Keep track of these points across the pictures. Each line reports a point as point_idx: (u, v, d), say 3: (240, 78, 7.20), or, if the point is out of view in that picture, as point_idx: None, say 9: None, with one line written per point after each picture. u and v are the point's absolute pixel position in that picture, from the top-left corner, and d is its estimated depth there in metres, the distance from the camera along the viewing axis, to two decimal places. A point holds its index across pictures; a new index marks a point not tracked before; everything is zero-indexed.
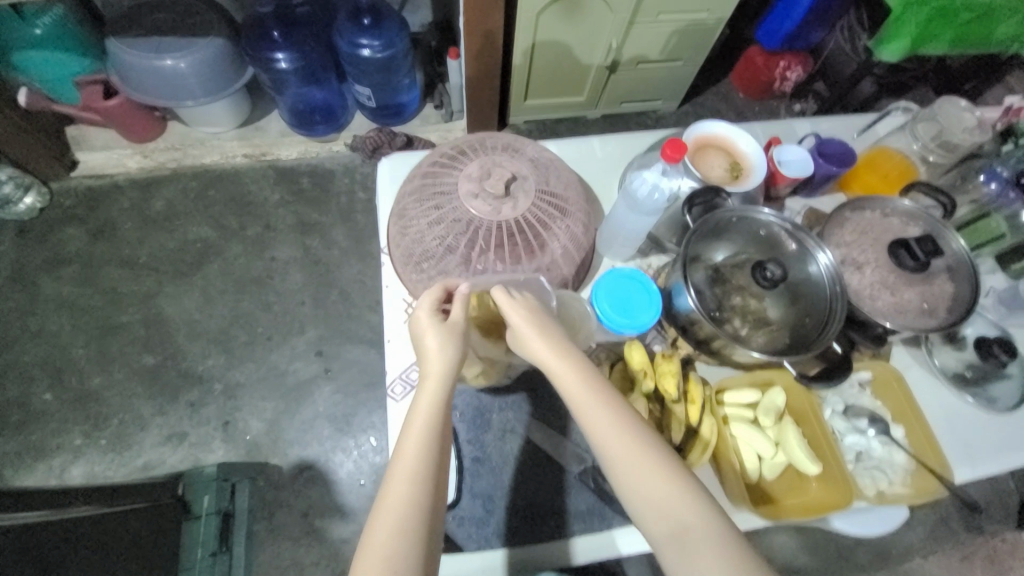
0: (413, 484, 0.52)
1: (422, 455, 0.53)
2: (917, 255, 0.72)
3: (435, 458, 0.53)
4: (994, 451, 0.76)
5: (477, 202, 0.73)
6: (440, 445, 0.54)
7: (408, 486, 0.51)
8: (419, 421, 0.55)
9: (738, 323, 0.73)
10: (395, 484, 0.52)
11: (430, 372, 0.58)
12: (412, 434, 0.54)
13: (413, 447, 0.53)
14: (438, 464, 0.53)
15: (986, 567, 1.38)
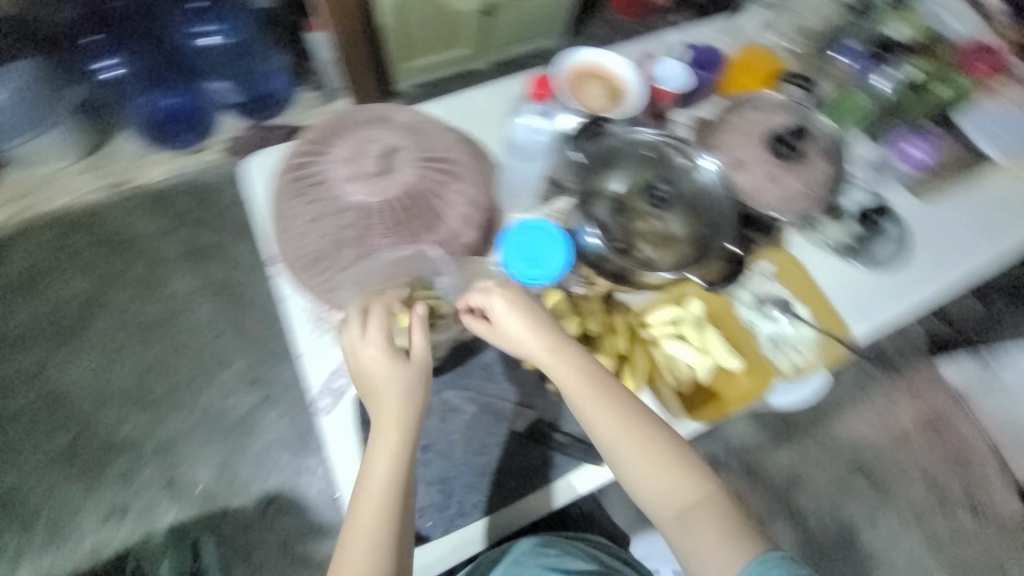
0: (378, 516, 0.57)
1: (389, 489, 0.58)
2: (789, 143, 0.79)
3: (400, 487, 0.58)
4: (886, 305, 0.84)
5: (357, 185, 0.67)
6: (406, 476, 0.59)
7: (372, 517, 0.57)
8: (385, 455, 0.59)
9: (646, 247, 0.74)
10: (360, 513, 0.57)
11: (390, 419, 0.59)
12: (377, 467, 0.58)
13: (378, 479, 0.58)
14: (403, 494, 0.58)
15: (905, 401, 1.59)
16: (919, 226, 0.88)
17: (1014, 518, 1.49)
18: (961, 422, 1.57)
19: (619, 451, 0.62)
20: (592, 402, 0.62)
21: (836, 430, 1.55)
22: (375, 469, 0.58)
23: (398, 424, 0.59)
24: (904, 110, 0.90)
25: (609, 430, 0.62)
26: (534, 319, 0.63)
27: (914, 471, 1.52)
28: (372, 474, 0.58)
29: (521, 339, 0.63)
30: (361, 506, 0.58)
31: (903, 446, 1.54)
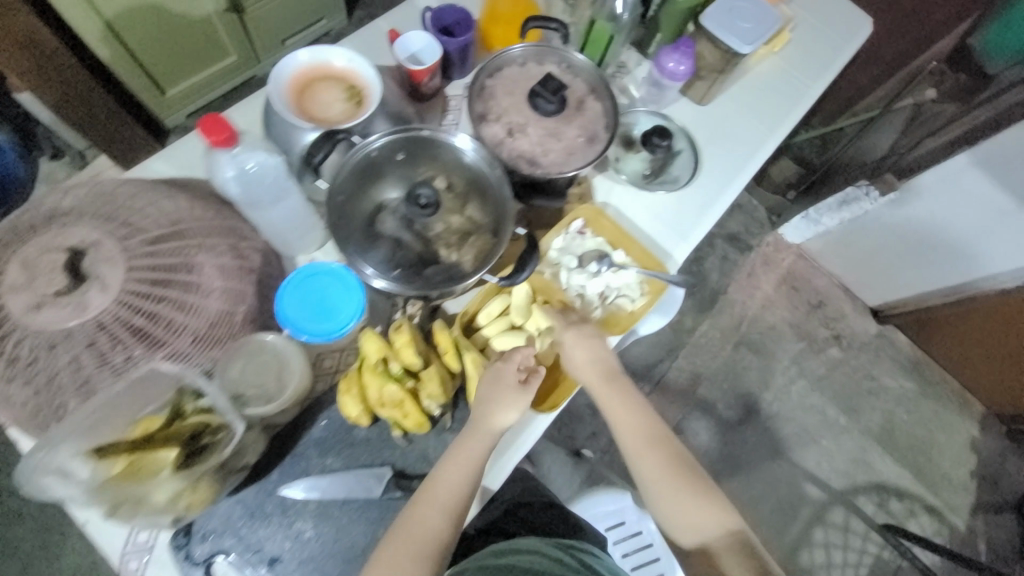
0: (447, 504, 0.60)
1: (445, 512, 0.60)
2: (549, 96, 0.73)
3: (454, 516, 0.60)
4: (696, 220, 0.86)
5: (46, 313, 0.52)
6: (461, 509, 0.61)
7: (435, 509, 0.60)
8: (474, 451, 0.63)
9: (443, 253, 0.66)
10: (422, 505, 0.60)
11: (467, 451, 0.63)
12: (458, 463, 0.62)
13: (454, 476, 0.62)
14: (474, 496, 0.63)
15: (764, 271, 1.75)
16: (704, 132, 0.93)
17: (865, 335, 1.74)
18: (808, 271, 1.78)
19: (644, 463, 0.70)
20: (633, 421, 0.72)
21: (715, 318, 1.69)
22: (455, 463, 0.62)
23: (488, 433, 0.64)
24: (660, 23, 0.90)
25: (631, 429, 0.72)
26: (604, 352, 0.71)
27: (784, 328, 1.72)
28: (452, 469, 0.62)
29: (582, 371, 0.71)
30: (431, 495, 0.61)
31: (771, 309, 1.72)
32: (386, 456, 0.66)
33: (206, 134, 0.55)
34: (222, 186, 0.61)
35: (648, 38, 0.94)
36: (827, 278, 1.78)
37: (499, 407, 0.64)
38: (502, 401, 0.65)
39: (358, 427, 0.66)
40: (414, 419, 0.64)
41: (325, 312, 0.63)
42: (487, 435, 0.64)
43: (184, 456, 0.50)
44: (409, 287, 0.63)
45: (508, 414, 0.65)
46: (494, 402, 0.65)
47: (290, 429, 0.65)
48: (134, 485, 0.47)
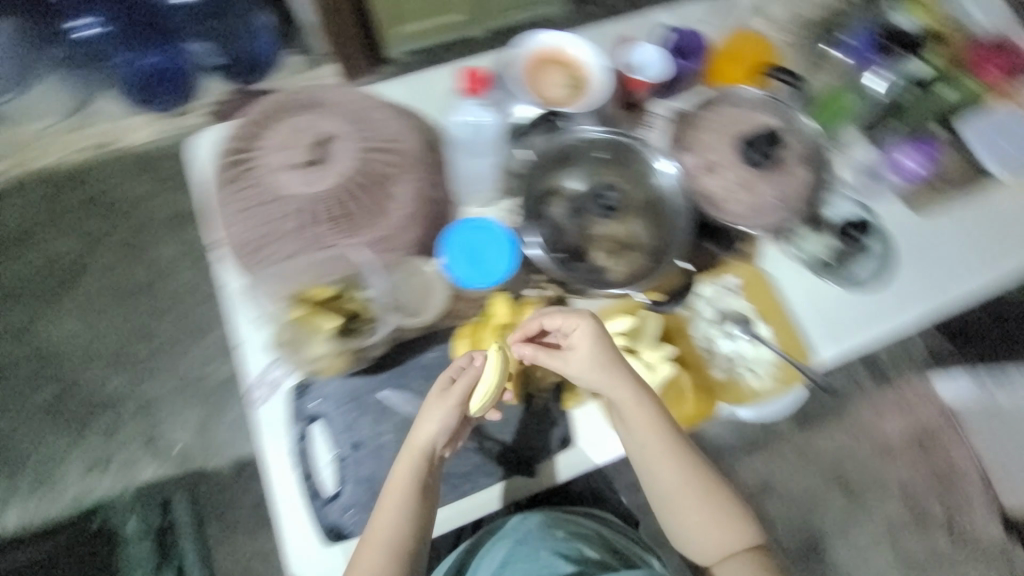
0: (386, 549, 0.63)
1: (390, 544, 0.63)
2: (759, 149, 0.72)
3: (401, 542, 0.63)
4: (856, 328, 0.79)
5: (290, 175, 0.66)
6: (410, 534, 0.63)
7: (379, 552, 0.62)
8: (400, 484, 0.63)
9: (594, 253, 0.69)
10: (369, 544, 0.63)
11: (404, 477, 0.64)
12: (393, 497, 0.63)
13: (387, 516, 0.63)
14: (414, 525, 0.64)
15: (892, 412, 1.52)
16: (906, 241, 0.83)
17: (987, 538, 1.45)
18: (948, 437, 1.51)
19: (664, 477, 0.69)
20: (659, 441, 0.67)
21: (813, 435, 1.51)
22: (386, 508, 0.63)
23: (420, 455, 0.64)
24: (905, 113, 0.85)
25: (665, 474, 0.69)
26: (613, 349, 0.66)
27: (889, 482, 1.49)
28: (384, 511, 0.63)
29: (591, 367, 0.65)
30: (370, 541, 0.63)
31: (882, 457, 1.50)
32: None
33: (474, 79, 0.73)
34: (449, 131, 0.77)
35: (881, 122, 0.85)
36: (970, 455, 1.50)
37: (425, 428, 0.64)
38: (424, 423, 0.64)
39: None
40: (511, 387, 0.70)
41: (475, 263, 0.67)
42: (412, 462, 0.64)
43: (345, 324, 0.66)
44: (562, 265, 0.67)
45: (431, 435, 0.64)
46: (423, 432, 0.64)
47: (406, 347, 0.72)
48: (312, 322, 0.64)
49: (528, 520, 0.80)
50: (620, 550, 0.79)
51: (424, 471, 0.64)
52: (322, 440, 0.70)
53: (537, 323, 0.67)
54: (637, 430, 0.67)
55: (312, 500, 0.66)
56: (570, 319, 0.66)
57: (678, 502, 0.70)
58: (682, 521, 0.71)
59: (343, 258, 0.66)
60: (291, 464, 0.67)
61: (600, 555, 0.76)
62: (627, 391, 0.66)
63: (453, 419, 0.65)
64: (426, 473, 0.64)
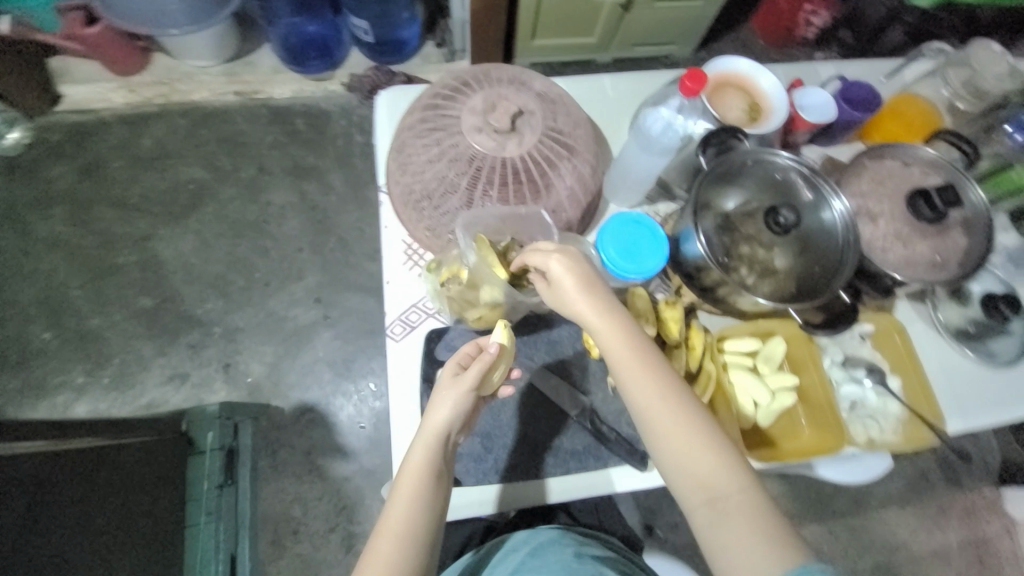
0: (402, 537, 0.57)
1: (403, 538, 0.57)
2: (935, 206, 0.70)
3: (412, 537, 0.58)
4: (988, 406, 0.76)
5: (480, 136, 0.68)
6: (424, 526, 0.59)
7: (387, 544, 0.57)
8: (415, 464, 0.60)
9: (744, 272, 0.69)
10: (378, 541, 0.58)
11: (415, 465, 0.60)
12: (404, 488, 0.59)
13: (404, 498, 0.59)
14: (432, 510, 0.59)
15: (961, 519, 1.43)
16: None
17: None
18: (1016, 559, 1.41)
19: (690, 471, 0.55)
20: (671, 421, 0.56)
21: (873, 522, 1.42)
22: (403, 488, 0.59)
23: (434, 438, 0.60)
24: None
25: (725, 519, 0.53)
26: (610, 304, 0.59)
27: None
28: (402, 490, 0.59)
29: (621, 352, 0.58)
30: (383, 526, 0.58)
31: (942, 563, 1.40)
32: (591, 389, 0.73)
33: (687, 79, 0.65)
34: (637, 121, 0.74)
35: None
36: None
37: (438, 409, 0.61)
38: (437, 405, 0.61)
39: (582, 353, 0.74)
40: None
41: (630, 256, 0.70)
42: (428, 441, 0.60)
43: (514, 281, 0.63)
44: (721, 270, 0.67)
45: (445, 417, 0.61)
46: (436, 412, 0.61)
47: (539, 319, 0.75)
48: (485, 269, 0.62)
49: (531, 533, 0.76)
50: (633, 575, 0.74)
51: (439, 450, 0.61)
52: None
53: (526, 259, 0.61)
54: (647, 406, 0.57)
55: None
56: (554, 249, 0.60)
57: (702, 495, 0.54)
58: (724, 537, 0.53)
59: (520, 218, 0.68)
60: (415, 398, 0.72)
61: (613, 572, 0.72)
62: (624, 350, 0.58)
63: (467, 403, 0.61)
64: (439, 458, 0.61)
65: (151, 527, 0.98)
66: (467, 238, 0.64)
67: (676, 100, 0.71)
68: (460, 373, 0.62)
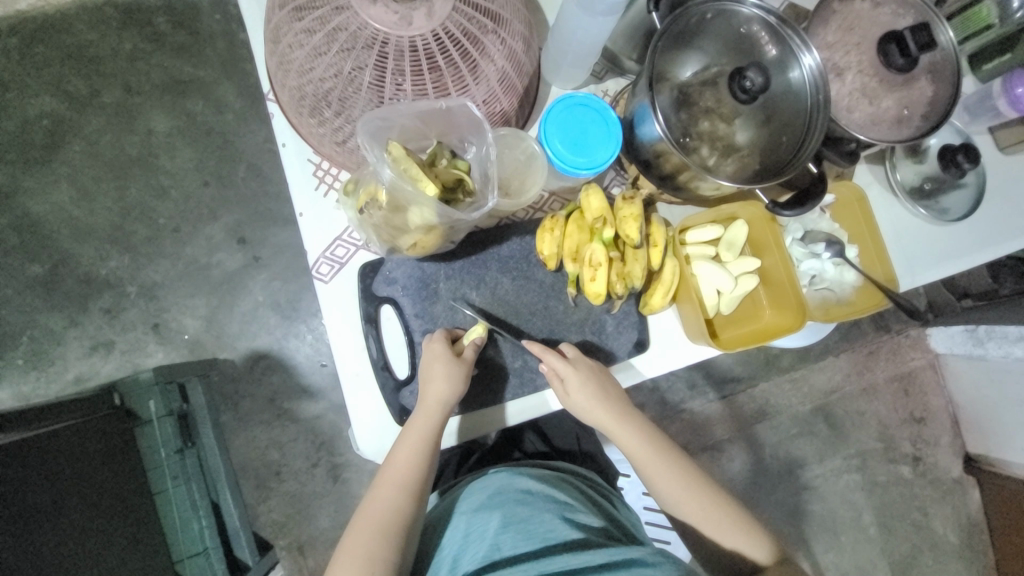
0: (404, 484, 0.62)
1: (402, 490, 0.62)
2: (908, 52, 0.63)
3: (416, 488, 0.62)
4: (935, 262, 0.78)
5: (377, 9, 0.52)
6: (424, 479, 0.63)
7: (396, 490, 0.62)
8: (421, 437, 0.61)
9: (705, 152, 0.62)
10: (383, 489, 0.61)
11: (417, 432, 0.61)
12: (409, 447, 0.61)
13: (407, 457, 0.61)
14: (431, 467, 0.63)
15: (887, 358, 1.60)
16: (992, 179, 0.81)
17: (943, 472, 1.62)
18: (929, 383, 1.62)
19: (658, 482, 0.73)
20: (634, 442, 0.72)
21: (813, 372, 1.58)
22: (405, 447, 0.61)
23: (438, 410, 0.61)
24: (1017, 45, 0.77)
25: (663, 477, 0.72)
26: (595, 369, 0.66)
27: (872, 420, 1.60)
28: (403, 451, 0.61)
29: (591, 405, 0.64)
30: (389, 477, 0.62)
31: (869, 397, 1.60)
32: (551, 303, 0.68)
33: None
34: None
35: (991, 54, 0.81)
36: (944, 400, 1.63)
37: (437, 378, 0.60)
38: (437, 373, 0.60)
39: (539, 267, 0.67)
40: (596, 288, 0.63)
41: (578, 146, 0.60)
42: (432, 415, 0.61)
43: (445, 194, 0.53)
44: (680, 153, 0.58)
45: (445, 388, 0.60)
46: (435, 389, 0.61)
47: (486, 235, 0.66)
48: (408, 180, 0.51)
49: (509, 479, 0.73)
50: (609, 511, 0.75)
51: (438, 424, 0.62)
52: (391, 324, 0.65)
53: (457, 181, 0.55)
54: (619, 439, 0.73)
55: (382, 381, 0.63)
56: (484, 177, 0.56)
57: (669, 494, 0.73)
58: (686, 516, 0.73)
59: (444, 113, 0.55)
60: (360, 341, 0.64)
61: (591, 510, 0.72)
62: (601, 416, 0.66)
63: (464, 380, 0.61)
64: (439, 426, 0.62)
65: (113, 505, 0.94)
66: (373, 151, 0.52)
67: None
68: (458, 355, 0.62)
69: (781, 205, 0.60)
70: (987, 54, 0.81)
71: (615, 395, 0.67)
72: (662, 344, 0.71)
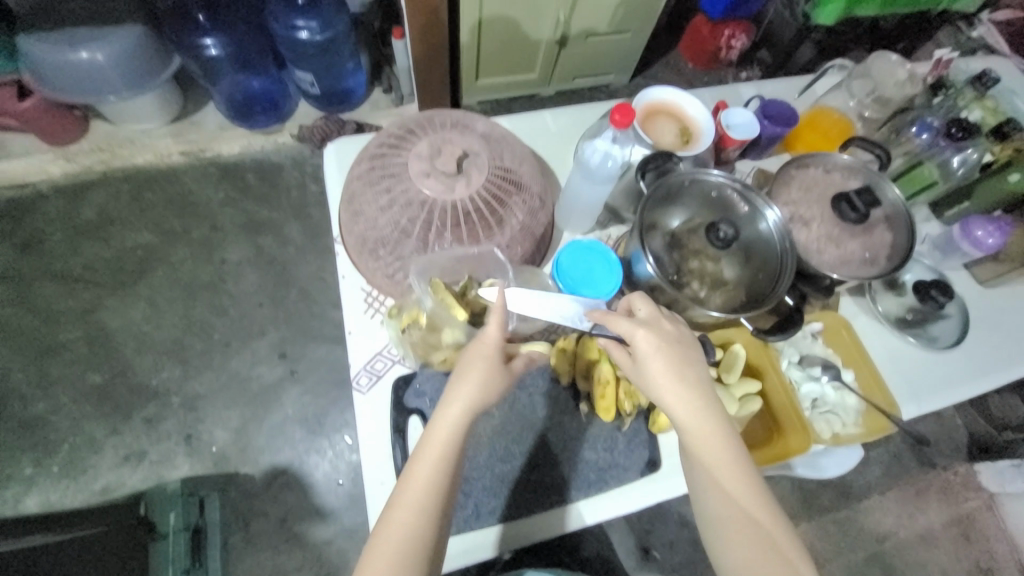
0: (422, 513, 0.54)
1: (420, 522, 0.53)
2: (857, 207, 0.76)
3: (431, 522, 0.54)
4: (937, 388, 0.81)
5: (429, 181, 0.70)
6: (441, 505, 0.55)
7: (410, 521, 0.53)
8: (445, 435, 0.56)
9: (696, 286, 0.73)
10: (398, 518, 0.54)
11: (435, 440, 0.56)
12: (426, 462, 0.55)
13: (426, 475, 0.54)
14: (450, 488, 0.56)
15: (938, 496, 1.47)
16: (975, 311, 0.88)
17: None
18: (990, 527, 1.46)
19: (727, 514, 0.57)
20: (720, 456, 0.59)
21: (858, 513, 1.45)
22: (422, 465, 0.55)
23: (460, 412, 0.56)
24: (974, 193, 0.91)
25: (734, 490, 0.58)
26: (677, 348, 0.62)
27: (935, 572, 1.41)
28: (422, 463, 0.55)
29: (664, 374, 0.60)
30: (404, 502, 0.54)
31: (927, 543, 1.43)
32: (567, 419, 0.73)
33: (616, 112, 0.69)
34: (577, 153, 0.77)
35: (950, 202, 0.94)
36: (1012, 550, 1.45)
37: (466, 381, 0.57)
38: (465, 370, 0.58)
39: (555, 384, 0.75)
40: (606, 404, 0.69)
41: (585, 282, 0.72)
42: (453, 416, 0.56)
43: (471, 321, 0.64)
44: (672, 288, 0.70)
45: (469, 385, 0.57)
46: (463, 390, 0.57)
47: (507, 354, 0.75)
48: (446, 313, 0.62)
49: None
50: None
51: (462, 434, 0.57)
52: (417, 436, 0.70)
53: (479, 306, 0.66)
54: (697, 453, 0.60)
55: None
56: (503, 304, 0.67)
57: (739, 538, 0.56)
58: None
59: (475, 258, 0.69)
60: (387, 450, 0.69)
61: None
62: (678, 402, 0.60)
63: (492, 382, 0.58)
64: (457, 433, 0.56)
65: None
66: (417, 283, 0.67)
67: (609, 131, 0.74)
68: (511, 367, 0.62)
69: (769, 330, 0.73)
70: (946, 201, 0.94)
71: (699, 380, 0.61)
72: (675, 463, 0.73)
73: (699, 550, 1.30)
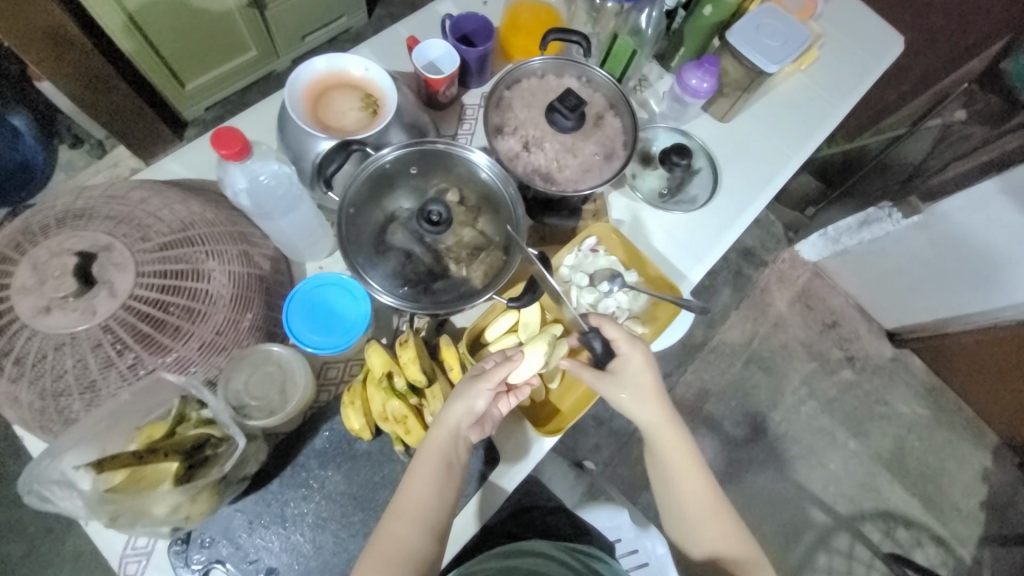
0: (420, 516, 0.58)
1: (416, 527, 0.58)
2: (567, 114, 0.71)
3: (431, 520, 0.59)
4: (712, 242, 0.84)
5: (56, 316, 0.53)
6: (440, 506, 0.59)
7: (404, 522, 0.58)
8: (437, 445, 0.60)
9: (452, 267, 0.66)
10: (393, 519, 0.58)
11: (425, 459, 0.59)
12: (419, 471, 0.59)
13: (418, 487, 0.59)
14: (446, 498, 0.60)
15: (781, 285, 1.66)
16: (724, 149, 0.90)
17: (879, 358, 1.64)
18: (824, 290, 1.67)
19: (679, 484, 0.70)
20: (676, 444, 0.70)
21: (728, 334, 1.62)
22: (419, 475, 0.59)
23: (448, 430, 0.60)
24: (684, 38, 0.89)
25: (691, 486, 0.70)
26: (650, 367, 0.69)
27: (796, 347, 1.63)
28: (416, 476, 0.59)
29: (629, 397, 0.68)
30: (399, 508, 0.59)
31: (782, 328, 1.64)
32: (386, 469, 0.65)
33: (218, 147, 0.54)
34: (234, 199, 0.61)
35: (671, 52, 0.92)
36: (842, 299, 1.68)
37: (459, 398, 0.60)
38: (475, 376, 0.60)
39: (360, 441, 0.65)
40: (416, 436, 0.63)
41: (327, 321, 0.63)
42: (444, 433, 0.60)
43: (185, 467, 0.50)
44: (410, 304, 0.62)
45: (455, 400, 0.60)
46: (453, 407, 0.60)
47: (290, 440, 0.64)
48: (131, 495, 0.47)
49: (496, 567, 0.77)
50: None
51: (453, 445, 0.61)
52: None
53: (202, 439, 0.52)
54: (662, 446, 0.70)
55: None
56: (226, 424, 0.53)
57: (685, 499, 0.70)
58: (690, 528, 0.70)
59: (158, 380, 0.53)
60: None
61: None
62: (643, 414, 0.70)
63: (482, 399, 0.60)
64: (442, 456, 0.60)
65: None
66: (46, 488, 0.47)
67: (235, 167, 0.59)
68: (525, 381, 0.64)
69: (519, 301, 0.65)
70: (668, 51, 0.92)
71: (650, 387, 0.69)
72: (511, 444, 0.72)
73: (621, 442, 1.39)
